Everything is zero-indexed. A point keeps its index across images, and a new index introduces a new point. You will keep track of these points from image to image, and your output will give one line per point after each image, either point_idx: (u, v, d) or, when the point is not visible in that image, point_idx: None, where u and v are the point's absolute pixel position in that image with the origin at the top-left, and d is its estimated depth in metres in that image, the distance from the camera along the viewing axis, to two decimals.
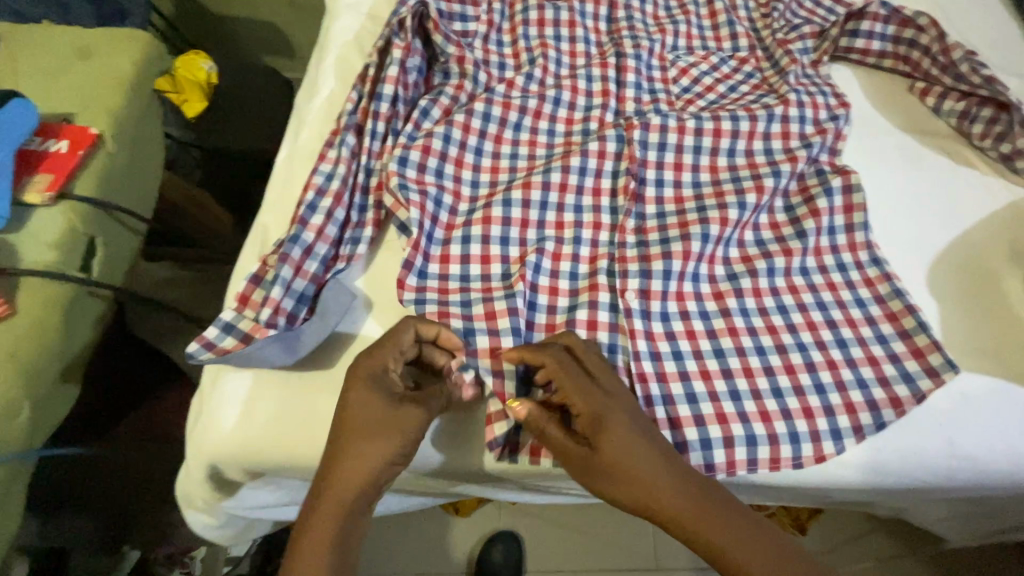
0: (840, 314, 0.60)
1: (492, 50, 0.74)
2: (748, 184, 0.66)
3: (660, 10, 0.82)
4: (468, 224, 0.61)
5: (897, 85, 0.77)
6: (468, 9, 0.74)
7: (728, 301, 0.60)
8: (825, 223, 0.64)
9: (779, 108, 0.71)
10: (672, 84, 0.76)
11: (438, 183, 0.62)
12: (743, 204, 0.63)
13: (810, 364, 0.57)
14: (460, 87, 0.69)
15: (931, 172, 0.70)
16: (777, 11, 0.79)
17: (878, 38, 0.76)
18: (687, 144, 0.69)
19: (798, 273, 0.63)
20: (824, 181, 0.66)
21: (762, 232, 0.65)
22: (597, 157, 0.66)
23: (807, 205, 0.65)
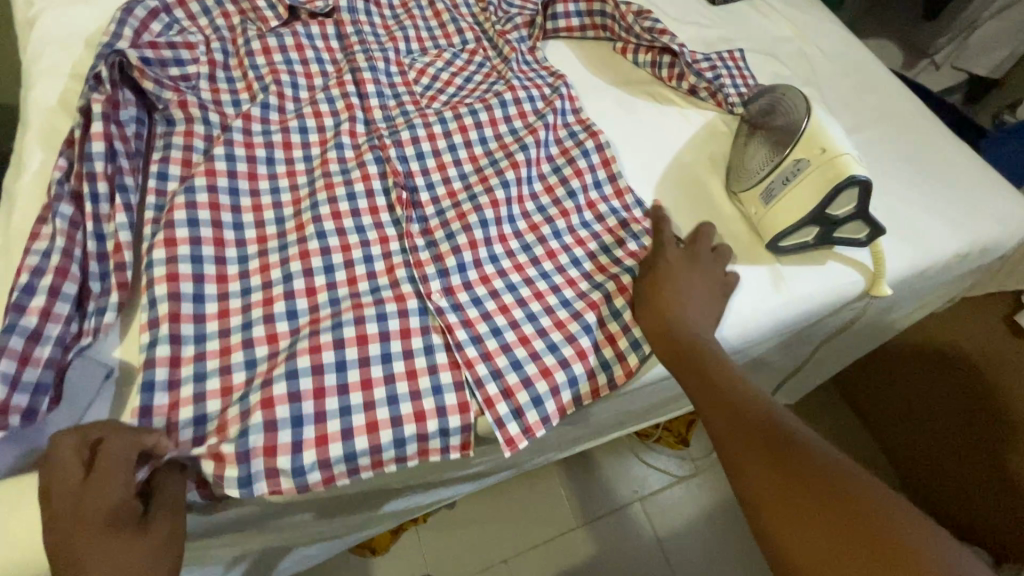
0: (591, 264, 0.69)
1: (222, 88, 0.73)
2: (505, 164, 0.73)
3: (388, 20, 0.86)
4: (245, 275, 0.61)
5: (602, 47, 0.91)
6: (183, 52, 0.72)
7: (494, 283, 0.66)
8: (590, 179, 0.74)
9: (508, 94, 0.79)
10: (414, 85, 0.81)
11: (194, 236, 0.60)
12: (506, 182, 0.71)
13: (574, 313, 0.65)
14: (189, 133, 0.67)
15: (643, 117, 0.84)
16: (492, 5, 0.88)
17: (574, 16, 0.89)
18: (442, 147, 0.74)
19: (552, 238, 0.70)
20: (580, 143, 0.76)
21: (513, 206, 0.71)
22: (363, 182, 0.68)
23: (572, 165, 0.75)
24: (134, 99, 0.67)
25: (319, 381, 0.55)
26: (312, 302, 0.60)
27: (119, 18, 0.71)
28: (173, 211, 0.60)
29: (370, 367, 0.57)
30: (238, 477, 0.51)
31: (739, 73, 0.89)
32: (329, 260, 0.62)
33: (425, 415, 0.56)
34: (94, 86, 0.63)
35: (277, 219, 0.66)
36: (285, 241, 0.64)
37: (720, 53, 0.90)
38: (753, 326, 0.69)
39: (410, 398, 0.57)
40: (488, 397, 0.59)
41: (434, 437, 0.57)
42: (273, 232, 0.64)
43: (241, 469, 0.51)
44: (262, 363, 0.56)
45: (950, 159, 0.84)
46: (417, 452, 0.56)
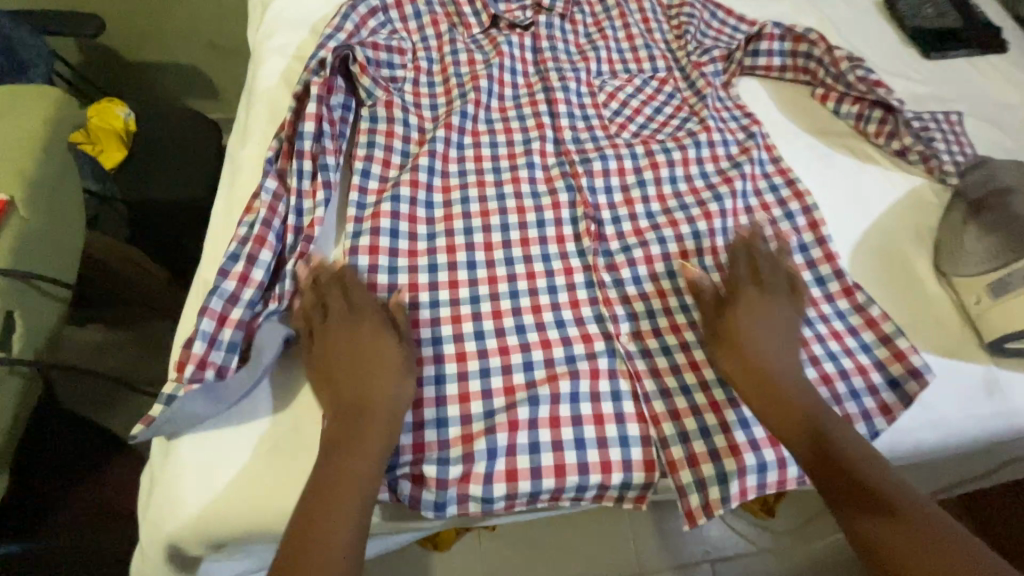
0: None
1: (424, 92, 0.76)
2: (696, 212, 0.68)
3: (581, 38, 0.86)
4: (434, 285, 0.60)
5: (798, 91, 0.85)
6: (395, 57, 0.76)
7: (685, 334, 0.60)
8: (794, 242, 0.67)
9: (703, 135, 0.74)
10: (603, 109, 0.79)
11: (393, 246, 0.61)
12: (698, 232, 0.66)
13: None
14: (391, 133, 0.70)
15: (843, 172, 0.76)
16: (688, 34, 0.86)
17: (777, 55, 0.84)
18: (631, 182, 0.71)
19: None
20: (784, 205, 0.70)
21: (706, 257, 0.65)
22: (553, 211, 0.67)
23: (773, 227, 0.69)
24: (345, 88, 0.71)
25: (513, 415, 0.52)
26: (499, 325, 0.58)
27: (345, 12, 0.76)
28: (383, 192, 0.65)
29: (560, 406, 0.53)
30: (435, 500, 0.50)
31: (955, 139, 0.80)
32: (514, 286, 0.61)
33: (611, 467, 0.52)
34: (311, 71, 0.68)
35: (466, 230, 0.65)
36: (474, 256, 0.63)
37: (934, 114, 0.82)
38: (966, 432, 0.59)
39: (597, 445, 0.52)
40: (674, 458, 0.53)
41: (613, 489, 0.52)
42: (461, 243, 0.64)
43: (439, 493, 0.50)
44: (451, 382, 0.54)
45: None
46: (594, 496, 0.52)
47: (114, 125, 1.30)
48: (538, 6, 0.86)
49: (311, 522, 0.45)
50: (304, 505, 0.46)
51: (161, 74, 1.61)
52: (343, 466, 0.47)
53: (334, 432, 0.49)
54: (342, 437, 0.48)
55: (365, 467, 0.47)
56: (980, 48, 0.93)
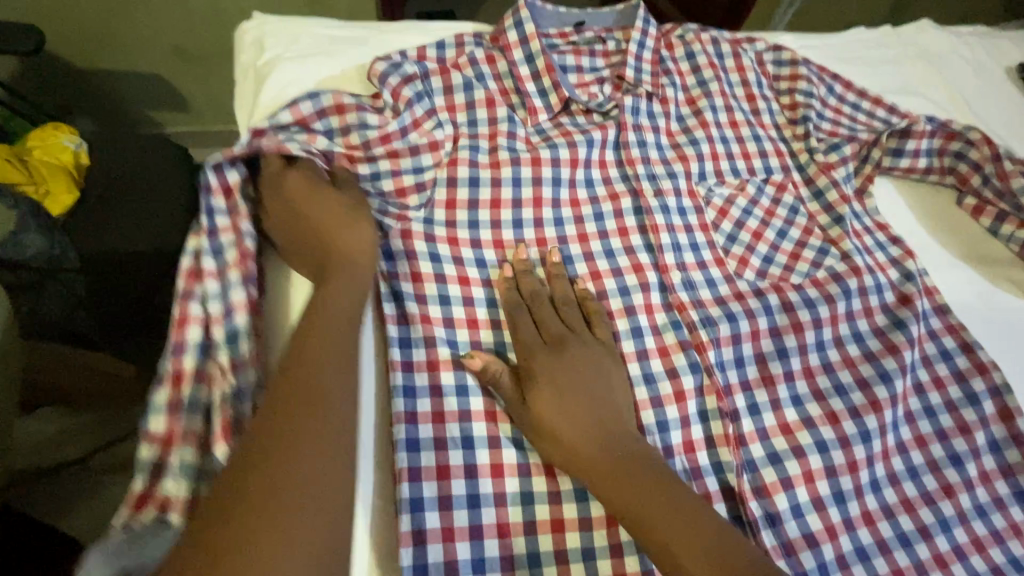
0: None
1: (463, 203, 0.57)
2: (861, 401, 0.52)
3: (673, 123, 0.67)
4: (532, 529, 0.45)
5: (943, 198, 0.68)
6: (425, 156, 0.56)
7: None
8: (982, 440, 0.51)
9: (852, 279, 0.57)
10: (713, 231, 0.61)
11: (468, 464, 0.45)
12: (866, 433, 0.50)
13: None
14: (418, 276, 0.51)
15: (1016, 320, 0.60)
16: (808, 121, 0.68)
17: (923, 155, 0.66)
18: (767, 350, 0.54)
19: (938, 530, 0.47)
20: (964, 381, 0.53)
21: (875, 467, 0.49)
22: (675, 404, 0.50)
23: (954, 416, 0.52)
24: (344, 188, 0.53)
25: None
26: None
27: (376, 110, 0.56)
28: (438, 369, 0.48)
29: None
30: None
31: None
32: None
33: None
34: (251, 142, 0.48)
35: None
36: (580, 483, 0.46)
37: None
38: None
39: None
40: None
41: None
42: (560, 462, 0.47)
43: None
44: None
45: None
46: None
47: (65, 159, 1.00)
48: (619, 79, 0.67)
49: (268, 454, 0.33)
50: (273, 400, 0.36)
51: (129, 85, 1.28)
52: (312, 392, 0.36)
53: (306, 329, 0.40)
54: (313, 337, 0.39)
55: (339, 392, 0.37)
56: None
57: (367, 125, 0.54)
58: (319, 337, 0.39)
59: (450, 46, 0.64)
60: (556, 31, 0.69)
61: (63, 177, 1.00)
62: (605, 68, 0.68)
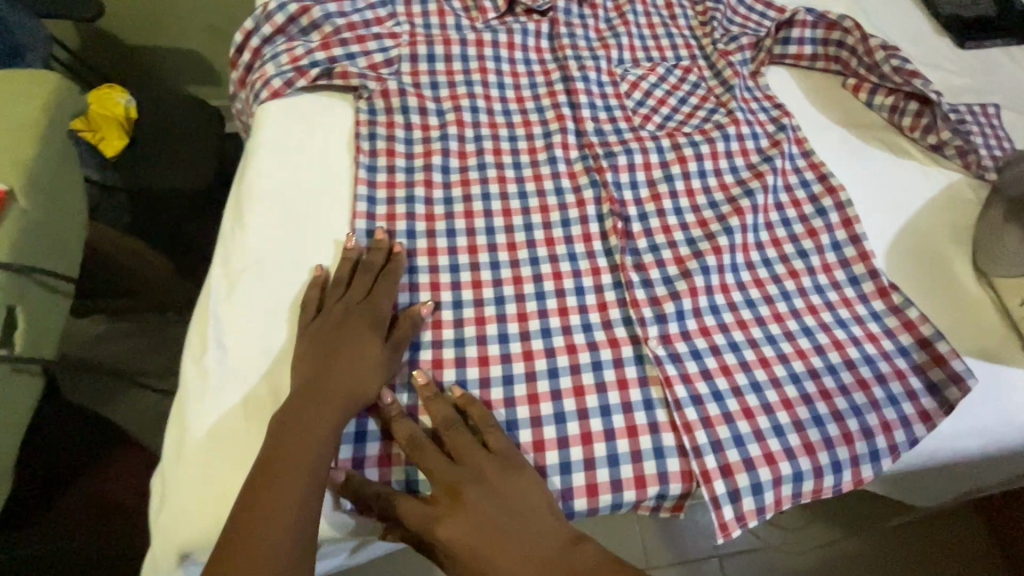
0: (827, 338, 0.59)
1: (423, 69, 0.71)
2: (726, 209, 0.65)
3: (601, 23, 0.82)
4: (456, 286, 0.59)
5: (829, 81, 0.82)
6: (386, 41, 0.72)
7: (715, 337, 0.58)
8: (826, 240, 0.65)
9: (731, 128, 0.72)
10: (626, 99, 0.76)
11: (412, 246, 0.60)
12: (730, 230, 0.63)
13: (805, 397, 0.55)
14: (391, 124, 0.67)
15: (877, 168, 0.73)
16: (714, 21, 0.82)
17: (808, 44, 0.80)
18: (657, 177, 0.68)
19: (780, 299, 0.61)
20: (817, 202, 0.67)
21: (736, 255, 0.63)
22: (577, 209, 0.65)
23: (806, 224, 0.66)
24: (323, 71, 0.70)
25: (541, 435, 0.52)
26: (523, 329, 0.57)
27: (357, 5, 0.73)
28: (394, 186, 0.63)
29: (591, 421, 0.53)
30: None
31: (994, 132, 0.77)
32: (541, 286, 0.60)
33: (646, 481, 0.51)
34: (262, 12, 0.72)
35: (488, 229, 0.63)
36: (498, 257, 0.61)
37: (972, 105, 0.79)
38: (1015, 438, 0.57)
39: (631, 459, 0.52)
40: (720, 466, 0.52)
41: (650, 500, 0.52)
42: (483, 243, 0.62)
43: None
44: (473, 387, 0.54)
45: None
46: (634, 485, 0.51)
47: (115, 113, 1.13)
48: None
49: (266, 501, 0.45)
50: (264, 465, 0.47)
51: (171, 59, 1.46)
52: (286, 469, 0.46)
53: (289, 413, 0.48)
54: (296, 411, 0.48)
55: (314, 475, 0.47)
56: (1017, 38, 0.89)
57: (331, 14, 0.71)
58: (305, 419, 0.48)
59: None
60: None
61: (114, 126, 1.14)
62: None
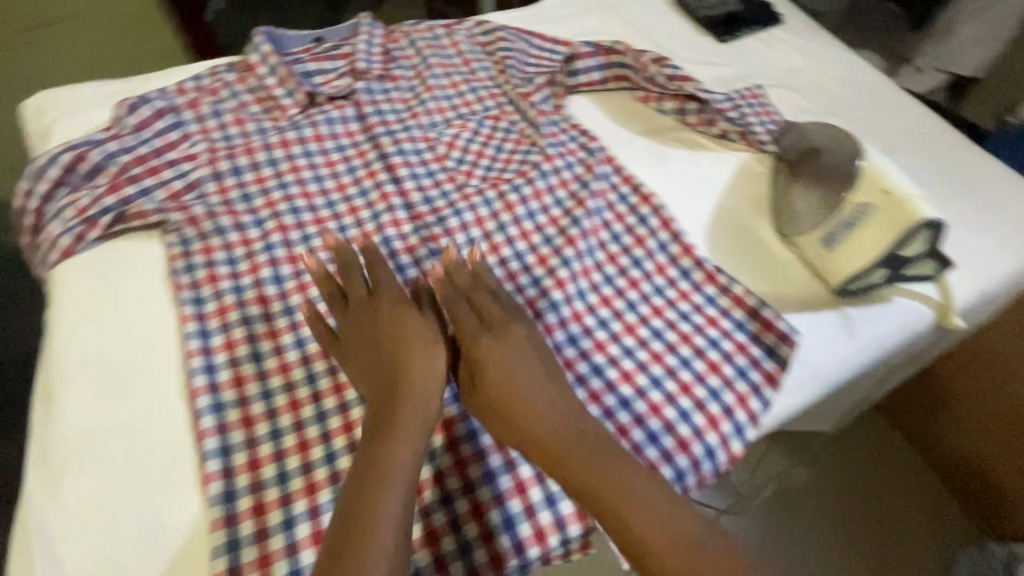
0: (675, 334, 0.64)
1: (231, 184, 0.69)
2: (559, 241, 0.70)
3: (405, 93, 0.85)
4: (318, 396, 0.56)
5: (624, 97, 0.90)
6: (183, 165, 0.69)
7: (579, 367, 0.61)
8: (653, 244, 0.71)
9: (545, 165, 0.77)
10: (446, 160, 0.78)
11: (259, 370, 0.57)
12: (566, 261, 0.68)
13: (670, 397, 0.59)
14: (208, 249, 0.64)
15: (681, 165, 0.82)
16: (509, 67, 0.88)
17: (594, 71, 0.88)
18: (491, 228, 0.71)
19: (627, 311, 0.65)
20: (637, 211, 0.73)
21: (580, 282, 0.67)
22: (421, 281, 0.65)
23: (633, 234, 0.72)
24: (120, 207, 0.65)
25: (432, 524, 0.52)
26: None
27: (142, 136, 0.70)
28: (226, 312, 0.60)
29: (479, 493, 0.53)
30: None
31: (763, 110, 0.89)
32: None
33: (546, 534, 0.51)
34: (33, 169, 0.66)
35: None
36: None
37: (740, 92, 0.91)
38: (845, 369, 0.65)
39: (526, 517, 0.52)
40: None
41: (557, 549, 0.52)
42: None
43: None
44: None
45: (979, 173, 0.86)
46: (534, 538, 0.51)
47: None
48: (355, 71, 0.84)
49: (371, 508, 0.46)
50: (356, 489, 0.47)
51: None
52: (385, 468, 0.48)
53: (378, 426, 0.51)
54: (388, 426, 0.50)
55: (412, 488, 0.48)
56: (760, 23, 1.05)
57: (113, 153, 0.67)
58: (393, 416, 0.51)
59: (205, 77, 0.79)
60: (301, 49, 0.87)
61: None
62: (343, 67, 0.85)
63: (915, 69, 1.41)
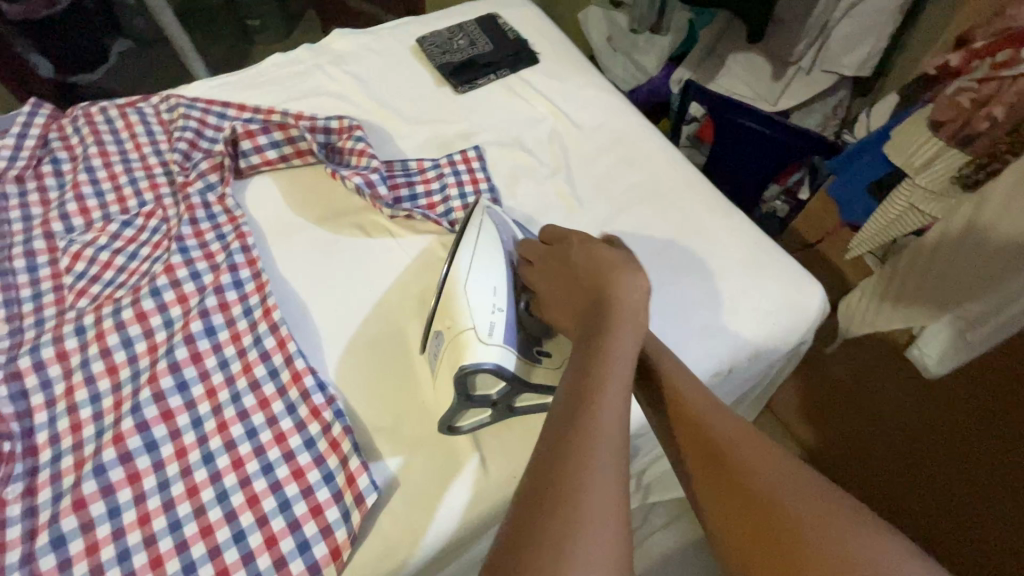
0: (241, 496, 0.53)
1: None
2: (145, 377, 0.59)
3: (50, 193, 0.76)
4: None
5: (313, 172, 0.80)
6: None
7: (101, 553, 0.50)
8: (261, 372, 0.60)
9: (163, 277, 0.67)
10: (65, 275, 0.68)
11: None
12: (138, 407, 0.57)
13: (180, 545, 0.50)
14: None
15: (344, 258, 0.71)
16: (181, 149, 0.78)
17: (269, 147, 0.78)
18: (75, 364, 0.61)
19: (199, 465, 0.54)
20: (254, 329, 0.63)
21: (152, 430, 0.56)
22: None
23: (242, 359, 0.61)
24: None
25: None
26: None
27: None
28: None
29: None
30: None
31: (469, 177, 0.77)
32: None
33: None
34: None
35: None
36: None
37: (450, 156, 0.79)
38: (457, 520, 0.54)
39: None
40: None
41: None
42: None
43: None
44: None
45: (715, 237, 0.75)
46: None
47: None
48: None
49: None
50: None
51: None
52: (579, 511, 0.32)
53: (537, 487, 0.34)
54: (554, 457, 0.35)
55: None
56: (507, 66, 0.94)
57: None
58: (547, 481, 0.34)
59: None
60: None
61: None
62: None
63: (802, 70, 1.22)
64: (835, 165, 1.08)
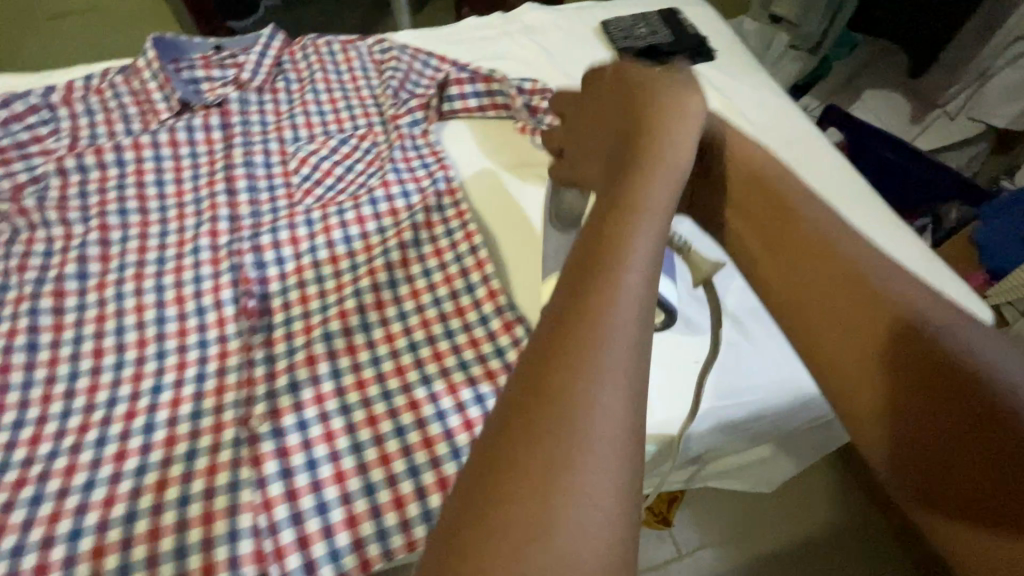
0: (444, 383, 0.60)
1: (74, 179, 0.73)
2: (363, 270, 0.68)
3: (281, 105, 0.86)
4: (69, 393, 0.59)
5: (502, 125, 0.87)
6: (36, 159, 0.74)
7: (327, 404, 0.59)
8: (460, 284, 0.67)
9: (380, 190, 0.76)
10: (293, 175, 0.79)
11: (30, 359, 0.61)
12: (359, 291, 0.66)
13: (392, 411, 0.59)
14: (31, 239, 0.68)
15: (530, 203, 0.78)
16: (392, 87, 0.89)
17: (472, 96, 0.86)
18: (304, 248, 0.71)
19: (406, 351, 0.63)
20: (456, 247, 0.70)
21: (368, 313, 0.65)
22: (213, 295, 0.66)
23: (444, 271, 0.69)
24: None
25: (103, 538, 0.50)
26: (126, 428, 0.56)
27: (6, 124, 0.76)
28: (19, 301, 0.64)
29: (162, 516, 0.51)
30: None
31: None
32: (160, 380, 0.60)
33: (214, 568, 0.49)
34: None
35: (118, 330, 0.63)
36: (123, 356, 0.61)
37: None
38: None
39: (199, 547, 0.50)
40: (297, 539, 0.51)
41: None
42: (111, 344, 0.62)
43: None
44: (48, 501, 0.52)
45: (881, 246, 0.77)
46: (199, 568, 0.49)
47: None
48: (238, 81, 0.87)
49: None
50: (462, 537, 0.24)
51: None
52: (568, 466, 0.25)
53: (502, 432, 0.26)
54: (553, 359, 0.27)
55: (614, 465, 0.25)
56: (685, 58, 0.98)
57: None
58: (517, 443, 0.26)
59: (95, 77, 0.85)
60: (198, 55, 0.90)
61: None
62: (232, 73, 0.89)
63: (946, 116, 1.22)
64: (986, 211, 1.07)
